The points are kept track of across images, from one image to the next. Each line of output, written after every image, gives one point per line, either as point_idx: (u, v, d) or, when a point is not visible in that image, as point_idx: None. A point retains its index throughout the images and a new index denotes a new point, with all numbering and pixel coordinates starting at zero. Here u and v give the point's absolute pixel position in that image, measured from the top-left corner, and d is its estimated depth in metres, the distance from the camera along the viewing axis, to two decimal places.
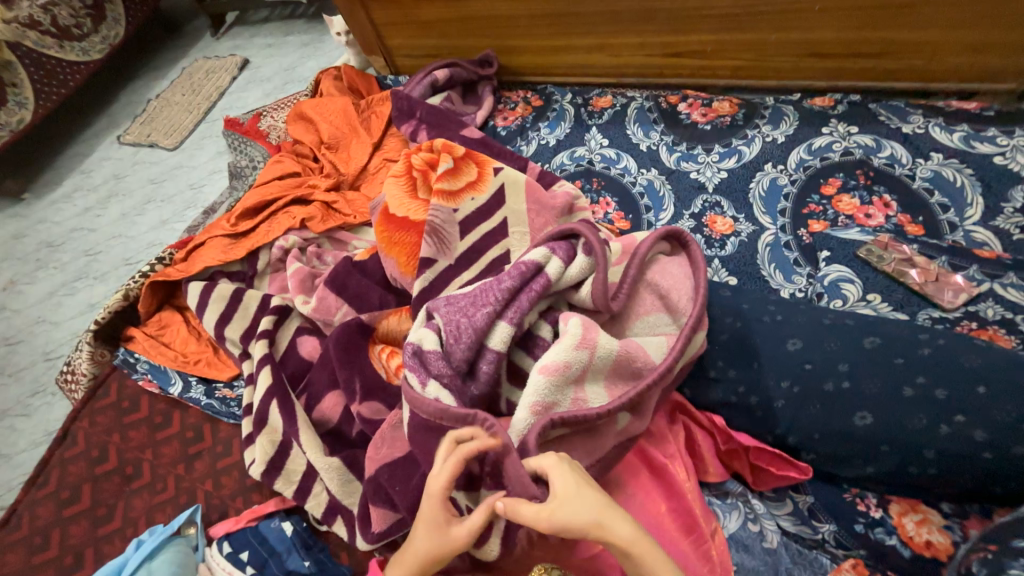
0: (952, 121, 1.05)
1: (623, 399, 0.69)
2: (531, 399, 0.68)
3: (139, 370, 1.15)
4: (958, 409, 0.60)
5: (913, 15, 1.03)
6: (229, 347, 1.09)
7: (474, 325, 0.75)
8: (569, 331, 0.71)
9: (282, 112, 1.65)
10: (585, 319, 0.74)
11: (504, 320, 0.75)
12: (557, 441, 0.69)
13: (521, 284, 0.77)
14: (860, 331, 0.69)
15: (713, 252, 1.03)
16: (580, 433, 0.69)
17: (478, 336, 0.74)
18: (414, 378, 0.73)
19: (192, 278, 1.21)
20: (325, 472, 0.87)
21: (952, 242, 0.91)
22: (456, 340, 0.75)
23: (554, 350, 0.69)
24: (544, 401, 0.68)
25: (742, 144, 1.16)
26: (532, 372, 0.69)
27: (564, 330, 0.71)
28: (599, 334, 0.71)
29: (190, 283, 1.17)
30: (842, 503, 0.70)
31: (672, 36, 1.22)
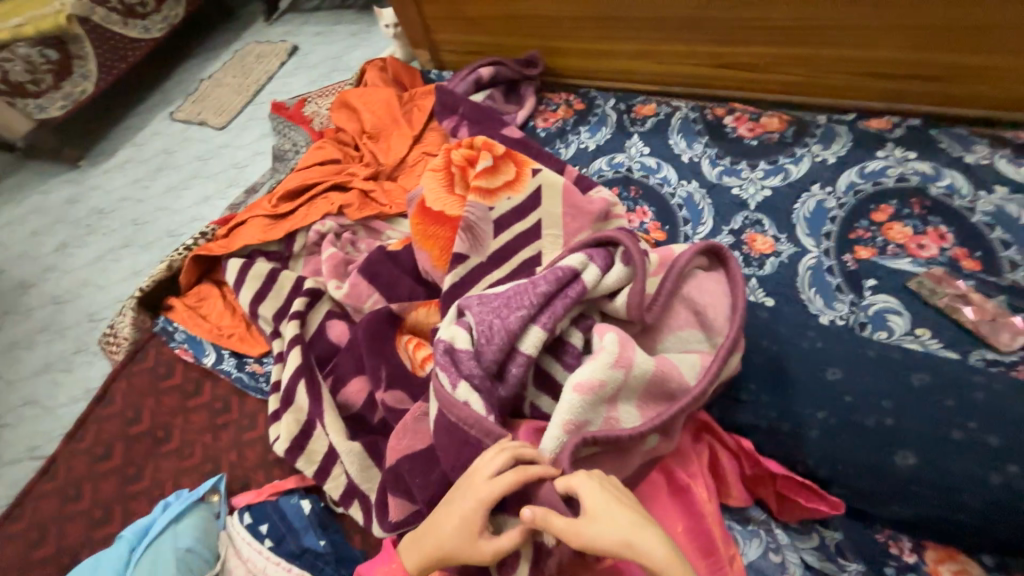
0: (1021, 154, 0.99)
1: (655, 421, 0.68)
2: (564, 416, 0.67)
3: (175, 339, 1.20)
4: (1013, 459, 0.57)
5: (988, 39, 0.97)
6: (262, 324, 1.13)
7: (506, 327, 0.75)
8: (605, 348, 0.70)
9: (326, 99, 1.69)
10: (622, 335, 0.72)
11: (536, 324, 0.75)
12: (587, 459, 0.68)
13: (556, 290, 0.77)
14: (907, 367, 0.66)
15: (751, 271, 1.00)
16: (609, 452, 0.69)
17: (509, 338, 0.75)
18: (444, 379, 0.74)
19: (232, 255, 1.25)
20: (346, 455, 0.89)
21: (1012, 281, 0.86)
22: (488, 341, 0.75)
23: (588, 366, 0.68)
24: (577, 419, 0.67)
25: (790, 162, 1.12)
26: (566, 388, 0.68)
27: (599, 346, 0.70)
28: (635, 351, 0.70)
29: (229, 259, 1.21)
30: (874, 544, 0.67)
31: (724, 47, 1.20)
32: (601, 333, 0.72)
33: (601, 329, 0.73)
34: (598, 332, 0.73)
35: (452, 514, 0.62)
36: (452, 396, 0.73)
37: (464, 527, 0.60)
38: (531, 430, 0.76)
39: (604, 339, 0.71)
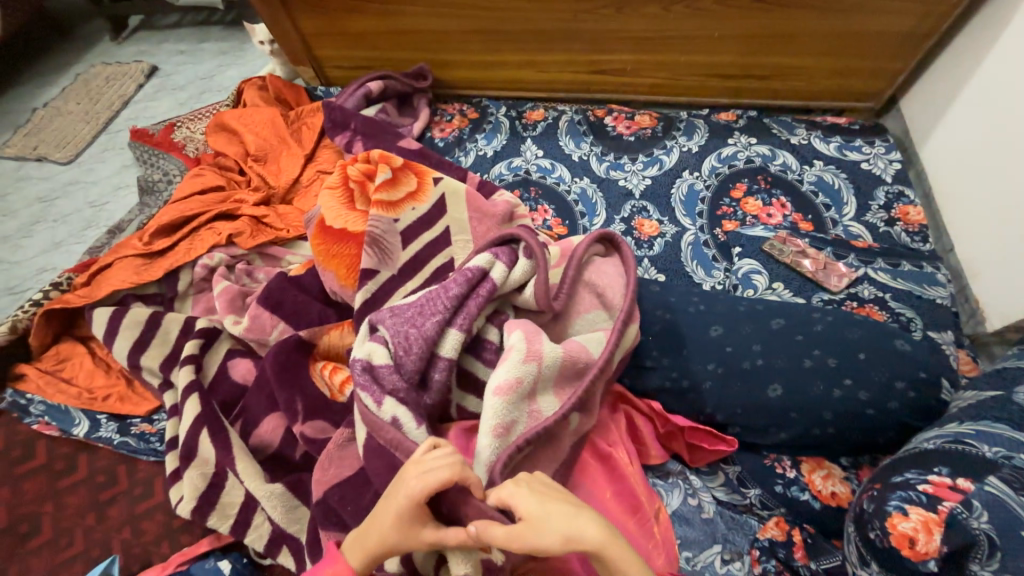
0: (829, 133, 1.23)
1: (572, 400, 0.73)
2: (492, 422, 0.69)
3: (33, 412, 1.01)
4: (847, 374, 0.70)
5: (794, 44, 1.19)
6: (146, 377, 0.99)
7: (423, 334, 0.75)
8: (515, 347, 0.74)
9: (199, 123, 1.55)
10: (530, 328, 0.77)
11: (453, 327, 0.77)
12: (522, 459, 0.71)
13: (468, 291, 0.79)
14: (768, 315, 0.79)
15: (642, 253, 1.12)
16: (540, 445, 0.72)
17: (427, 344, 0.75)
18: (366, 399, 0.73)
19: (98, 304, 1.08)
20: (267, 500, 0.82)
21: (835, 235, 1.07)
22: (406, 351, 0.75)
23: (504, 368, 0.71)
24: (505, 422, 0.69)
25: (663, 154, 1.27)
26: (488, 394, 0.71)
27: (509, 346, 0.73)
28: (543, 342, 0.74)
29: (95, 310, 1.05)
30: (764, 468, 0.77)
31: (595, 55, 1.32)
32: (509, 333, 0.76)
33: (509, 328, 0.77)
34: (507, 333, 0.76)
35: (392, 509, 0.61)
36: (376, 415, 0.72)
37: (407, 522, 0.60)
38: (460, 432, 0.77)
39: (512, 338, 0.74)
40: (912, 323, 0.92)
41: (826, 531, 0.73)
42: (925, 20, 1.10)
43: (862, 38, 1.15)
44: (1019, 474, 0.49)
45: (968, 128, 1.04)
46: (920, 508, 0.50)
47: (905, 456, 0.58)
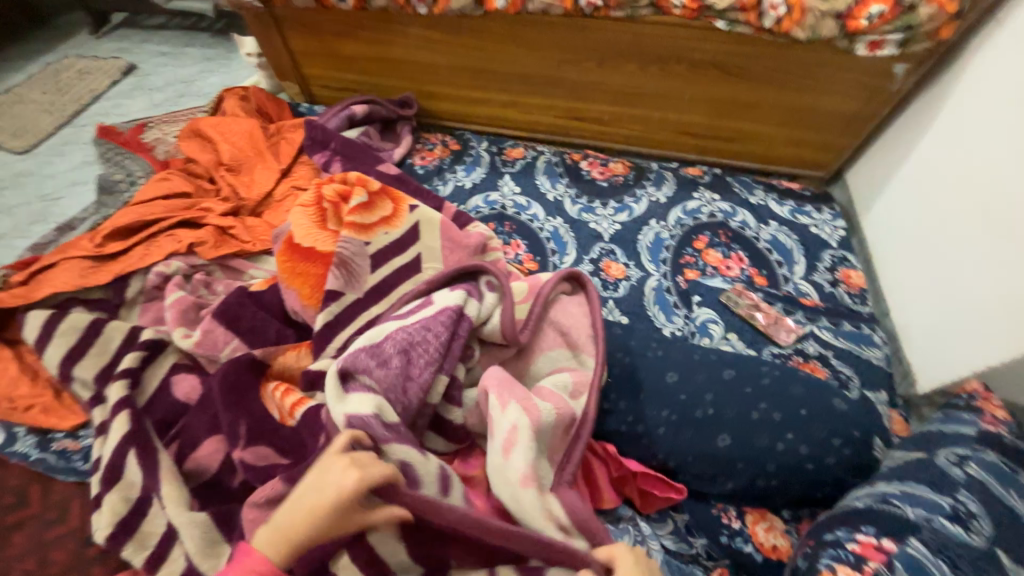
0: (784, 197, 1.32)
1: (579, 445, 0.78)
2: (537, 511, 0.68)
3: None
4: (789, 428, 0.74)
5: (756, 113, 1.30)
6: (75, 389, 0.92)
7: (416, 377, 0.74)
8: (517, 423, 0.71)
9: (174, 127, 1.52)
10: (520, 396, 0.75)
11: (442, 372, 0.77)
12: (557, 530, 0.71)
13: (450, 333, 0.79)
14: (720, 365, 0.82)
15: (608, 294, 1.16)
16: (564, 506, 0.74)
17: (422, 387, 0.74)
18: (410, 452, 0.69)
19: (33, 307, 1.01)
20: (186, 529, 0.76)
21: (787, 291, 1.14)
22: (402, 396, 0.74)
23: (520, 451, 0.69)
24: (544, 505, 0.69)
25: (633, 201, 1.33)
26: (518, 488, 0.68)
27: (511, 425, 0.71)
28: (539, 409, 0.74)
29: (29, 312, 0.98)
30: (710, 517, 0.78)
31: (575, 103, 1.40)
32: (502, 408, 0.72)
33: (494, 401, 0.73)
34: (498, 409, 0.72)
35: (314, 498, 0.60)
36: (421, 471, 0.68)
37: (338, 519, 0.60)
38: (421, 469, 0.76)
39: (510, 415, 0.72)
40: (850, 380, 0.98)
41: None
42: (869, 105, 1.22)
43: (816, 114, 1.27)
44: (935, 535, 0.53)
45: (903, 205, 1.15)
46: (847, 567, 0.52)
47: (837, 514, 0.61)
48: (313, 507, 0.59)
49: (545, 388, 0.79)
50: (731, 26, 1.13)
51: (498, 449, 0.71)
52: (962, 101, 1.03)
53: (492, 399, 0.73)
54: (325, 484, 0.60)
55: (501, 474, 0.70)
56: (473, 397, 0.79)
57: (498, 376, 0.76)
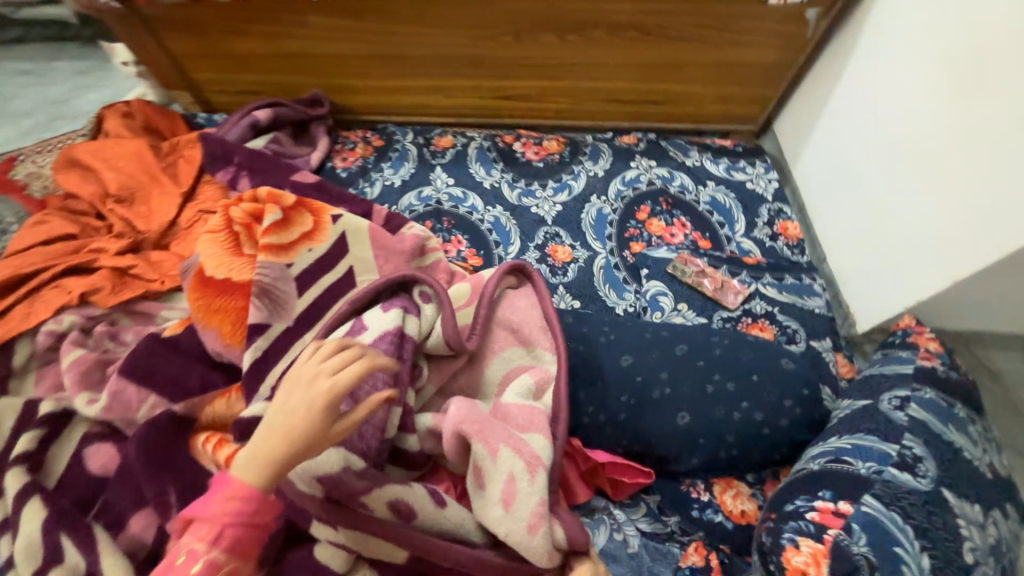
0: (718, 155, 1.32)
1: (557, 438, 0.75)
2: (549, 552, 0.66)
3: None
4: (744, 397, 0.73)
5: (682, 72, 1.27)
6: None
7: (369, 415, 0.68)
8: (514, 471, 0.68)
9: (48, 157, 1.32)
10: (509, 437, 0.71)
11: (395, 405, 0.71)
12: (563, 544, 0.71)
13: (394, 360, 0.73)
14: (672, 341, 0.81)
15: (557, 280, 1.12)
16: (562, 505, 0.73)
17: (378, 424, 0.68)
18: (396, 488, 0.66)
19: None
20: None
21: (730, 251, 1.14)
22: (358, 441, 0.67)
23: (523, 498, 0.67)
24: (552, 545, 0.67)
25: (571, 178, 1.29)
26: (526, 538, 0.65)
27: (508, 473, 0.68)
28: (530, 445, 0.71)
29: None
30: (680, 494, 0.78)
31: (499, 81, 1.32)
32: (493, 457, 0.68)
33: (480, 452, 0.68)
34: (489, 461, 0.68)
35: (292, 409, 0.58)
36: (410, 499, 0.66)
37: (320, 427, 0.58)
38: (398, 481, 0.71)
39: (504, 463, 0.68)
40: (797, 334, 1.00)
41: (740, 549, 0.75)
42: (788, 52, 1.22)
43: (739, 68, 1.26)
44: (886, 488, 0.54)
45: (828, 150, 1.17)
46: (809, 539, 0.52)
47: (794, 478, 0.60)
48: (293, 423, 0.57)
49: (517, 406, 0.75)
50: None
51: (496, 501, 0.67)
52: (873, 41, 1.05)
53: (478, 451, 0.68)
54: (304, 401, 0.58)
55: (506, 528, 0.66)
56: (428, 421, 0.73)
57: (475, 418, 0.70)
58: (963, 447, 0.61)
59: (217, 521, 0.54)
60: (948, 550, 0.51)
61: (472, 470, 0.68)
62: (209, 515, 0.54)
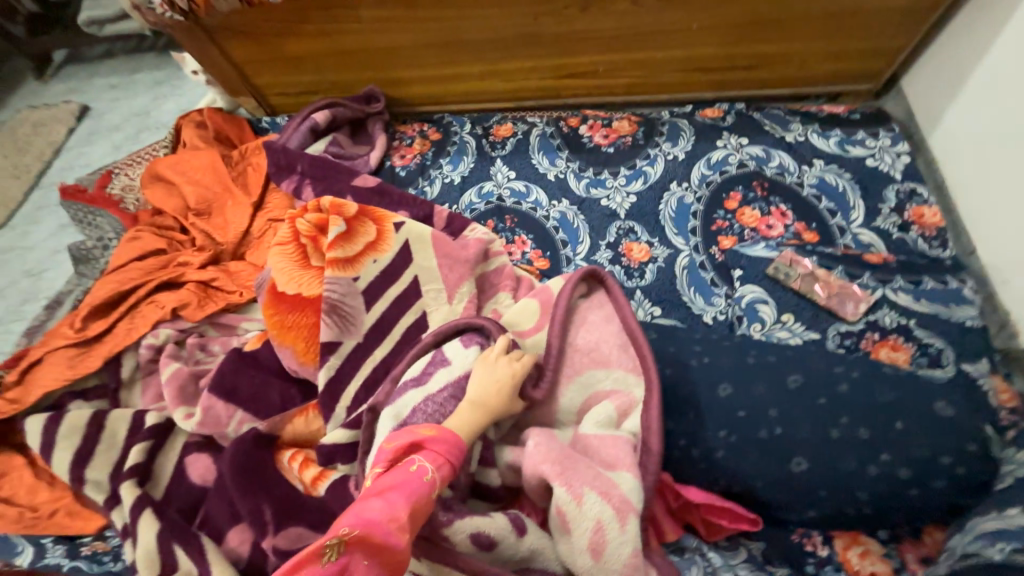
0: (827, 126, 1.11)
1: (647, 475, 0.67)
2: None
3: None
4: (882, 446, 0.61)
5: (784, 27, 1.06)
6: (89, 492, 0.87)
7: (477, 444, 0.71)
8: (603, 516, 0.62)
9: (136, 170, 1.40)
10: (596, 476, 0.65)
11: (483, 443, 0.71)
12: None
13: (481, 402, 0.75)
14: (783, 370, 0.69)
15: (634, 284, 1.02)
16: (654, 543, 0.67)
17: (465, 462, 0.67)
18: (479, 519, 0.64)
19: (35, 409, 0.98)
20: None
21: (844, 246, 0.96)
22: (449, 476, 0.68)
23: (614, 548, 0.61)
24: None
25: (646, 165, 1.15)
26: None
27: (596, 521, 0.62)
28: (619, 488, 0.64)
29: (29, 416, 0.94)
30: (790, 545, 0.68)
31: (561, 59, 1.19)
32: (579, 503, 0.63)
33: (562, 496, 0.63)
34: (575, 506, 0.62)
35: (493, 387, 0.70)
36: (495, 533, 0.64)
37: (509, 394, 0.70)
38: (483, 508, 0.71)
39: (590, 509, 0.62)
40: (942, 355, 0.82)
41: None
42: None
43: (860, 16, 1.02)
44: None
45: (985, 112, 0.92)
46: None
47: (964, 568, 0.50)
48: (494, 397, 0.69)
49: (598, 439, 0.69)
50: None
51: (583, 550, 0.62)
52: None
53: (561, 494, 0.63)
54: (493, 375, 0.71)
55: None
56: (507, 456, 0.71)
57: (555, 458, 0.65)
58: None
59: (446, 451, 0.62)
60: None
61: (556, 514, 0.63)
62: (445, 437, 0.62)
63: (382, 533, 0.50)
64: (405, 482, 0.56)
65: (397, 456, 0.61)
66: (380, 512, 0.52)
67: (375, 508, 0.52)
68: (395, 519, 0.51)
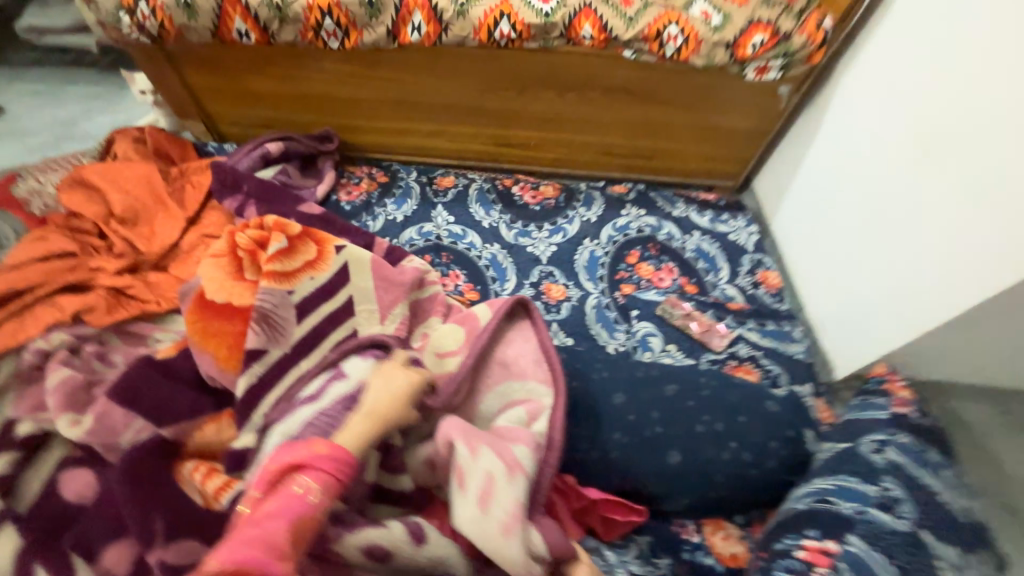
0: (703, 208, 1.42)
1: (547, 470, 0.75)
2: (524, 557, 0.64)
3: None
4: (732, 438, 0.76)
5: (669, 131, 1.38)
6: None
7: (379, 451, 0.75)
8: (493, 467, 0.69)
9: (53, 175, 1.32)
10: (495, 440, 0.73)
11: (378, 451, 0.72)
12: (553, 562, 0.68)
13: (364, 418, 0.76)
14: (663, 381, 0.84)
15: (551, 317, 1.17)
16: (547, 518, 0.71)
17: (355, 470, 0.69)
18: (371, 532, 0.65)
19: None
20: None
21: (715, 297, 1.21)
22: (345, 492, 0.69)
23: (501, 496, 0.67)
24: (527, 550, 0.65)
25: (566, 223, 1.36)
26: (500, 538, 0.64)
27: (486, 473, 0.68)
28: (512, 450, 0.73)
29: None
30: (671, 535, 0.79)
31: (501, 129, 1.41)
32: (473, 454, 0.70)
33: (462, 452, 0.69)
34: (470, 458, 0.69)
35: (389, 393, 0.70)
36: (386, 543, 0.65)
37: (406, 402, 0.71)
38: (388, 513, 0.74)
39: (483, 462, 0.69)
40: (779, 377, 1.08)
41: None
42: (765, 120, 1.34)
43: (722, 131, 1.37)
44: (870, 529, 0.57)
45: (805, 206, 1.26)
46: None
47: (784, 518, 0.63)
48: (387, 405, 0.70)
49: (507, 429, 0.77)
50: (637, 55, 1.19)
51: (472, 500, 0.66)
52: (841, 112, 1.15)
53: (459, 448, 0.70)
54: (390, 383, 0.72)
55: (480, 528, 0.65)
56: (421, 455, 0.75)
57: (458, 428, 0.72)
58: (940, 493, 0.65)
59: (331, 469, 0.61)
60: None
61: (452, 470, 0.69)
62: (330, 454, 0.62)
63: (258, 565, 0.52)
64: (283, 507, 0.57)
65: (277, 476, 0.61)
66: (250, 544, 0.53)
67: (246, 542, 0.53)
68: (271, 548, 0.53)
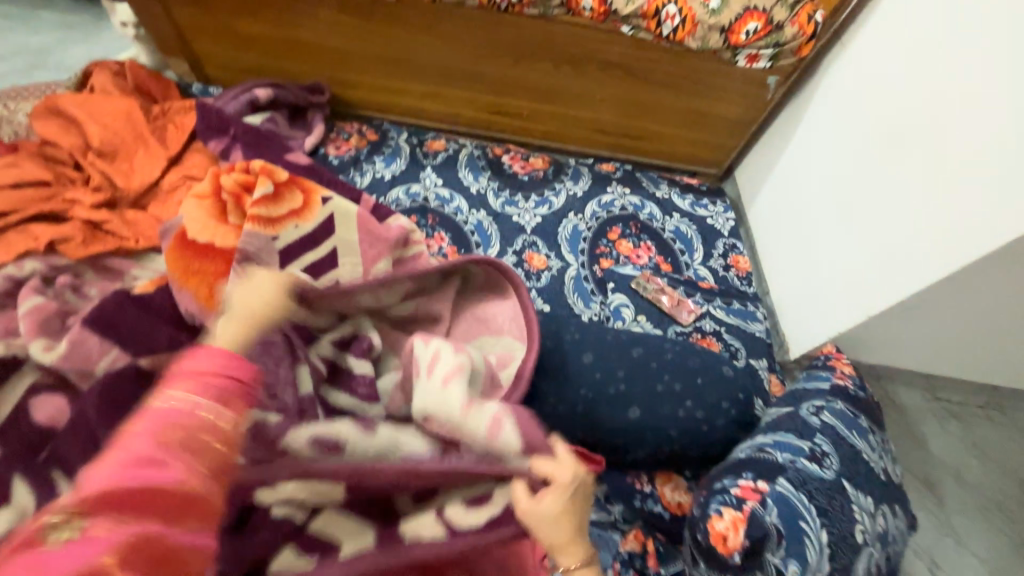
0: (685, 191, 1.46)
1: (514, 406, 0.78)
2: (467, 409, 0.70)
3: None
4: (688, 398, 0.82)
5: (660, 113, 1.41)
6: None
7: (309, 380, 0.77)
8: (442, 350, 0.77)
9: (23, 102, 1.27)
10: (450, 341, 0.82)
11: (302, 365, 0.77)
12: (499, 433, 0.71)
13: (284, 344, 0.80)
14: (631, 344, 0.89)
15: (531, 284, 1.21)
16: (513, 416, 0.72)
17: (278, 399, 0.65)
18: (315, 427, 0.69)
19: None
20: None
21: (688, 276, 1.27)
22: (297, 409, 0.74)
23: (446, 365, 0.74)
24: (467, 404, 0.71)
25: (552, 195, 1.38)
26: (441, 391, 0.71)
27: (434, 352, 0.76)
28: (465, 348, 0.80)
29: None
30: (625, 486, 0.85)
31: (496, 96, 1.41)
32: (425, 342, 0.78)
33: (420, 349, 0.77)
34: (421, 343, 0.78)
35: (251, 295, 0.68)
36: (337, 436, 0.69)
37: (277, 298, 0.70)
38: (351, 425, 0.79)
39: (432, 345, 0.77)
40: (739, 351, 1.15)
41: (674, 538, 0.83)
42: (752, 109, 1.38)
43: (710, 117, 1.41)
44: (797, 473, 0.64)
45: (779, 195, 1.32)
46: (732, 508, 0.60)
47: (726, 464, 0.69)
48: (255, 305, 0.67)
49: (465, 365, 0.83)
50: (634, 32, 1.21)
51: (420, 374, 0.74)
52: (823, 105, 1.20)
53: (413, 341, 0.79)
54: (255, 287, 0.70)
55: (426, 391, 0.73)
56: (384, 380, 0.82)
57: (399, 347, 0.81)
58: (864, 451, 0.72)
59: (205, 373, 0.52)
60: (845, 526, 0.60)
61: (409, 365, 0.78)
62: (207, 358, 0.53)
63: (130, 486, 0.45)
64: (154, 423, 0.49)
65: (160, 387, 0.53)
66: (116, 468, 0.46)
67: (109, 467, 0.46)
68: (143, 463, 0.46)
